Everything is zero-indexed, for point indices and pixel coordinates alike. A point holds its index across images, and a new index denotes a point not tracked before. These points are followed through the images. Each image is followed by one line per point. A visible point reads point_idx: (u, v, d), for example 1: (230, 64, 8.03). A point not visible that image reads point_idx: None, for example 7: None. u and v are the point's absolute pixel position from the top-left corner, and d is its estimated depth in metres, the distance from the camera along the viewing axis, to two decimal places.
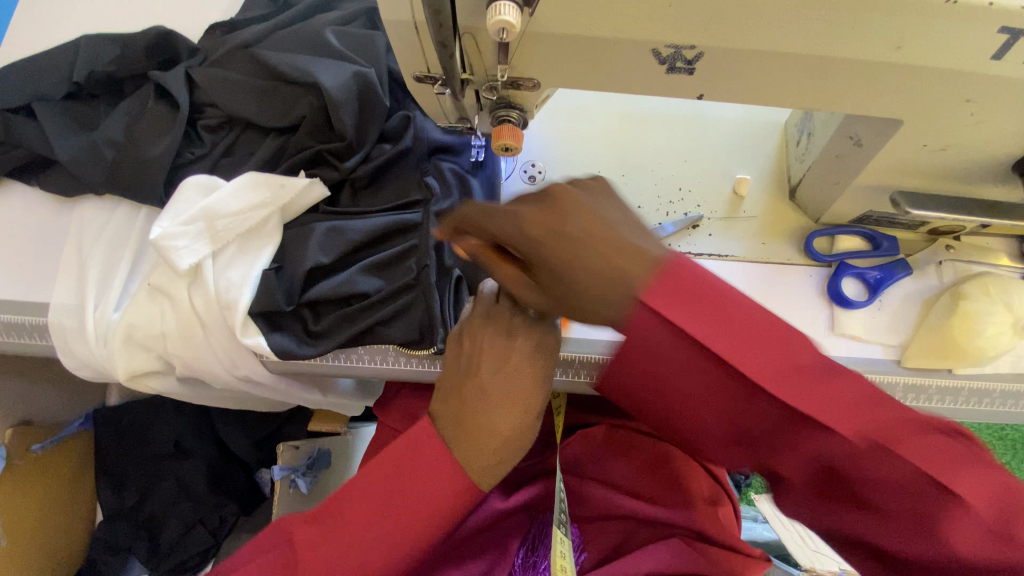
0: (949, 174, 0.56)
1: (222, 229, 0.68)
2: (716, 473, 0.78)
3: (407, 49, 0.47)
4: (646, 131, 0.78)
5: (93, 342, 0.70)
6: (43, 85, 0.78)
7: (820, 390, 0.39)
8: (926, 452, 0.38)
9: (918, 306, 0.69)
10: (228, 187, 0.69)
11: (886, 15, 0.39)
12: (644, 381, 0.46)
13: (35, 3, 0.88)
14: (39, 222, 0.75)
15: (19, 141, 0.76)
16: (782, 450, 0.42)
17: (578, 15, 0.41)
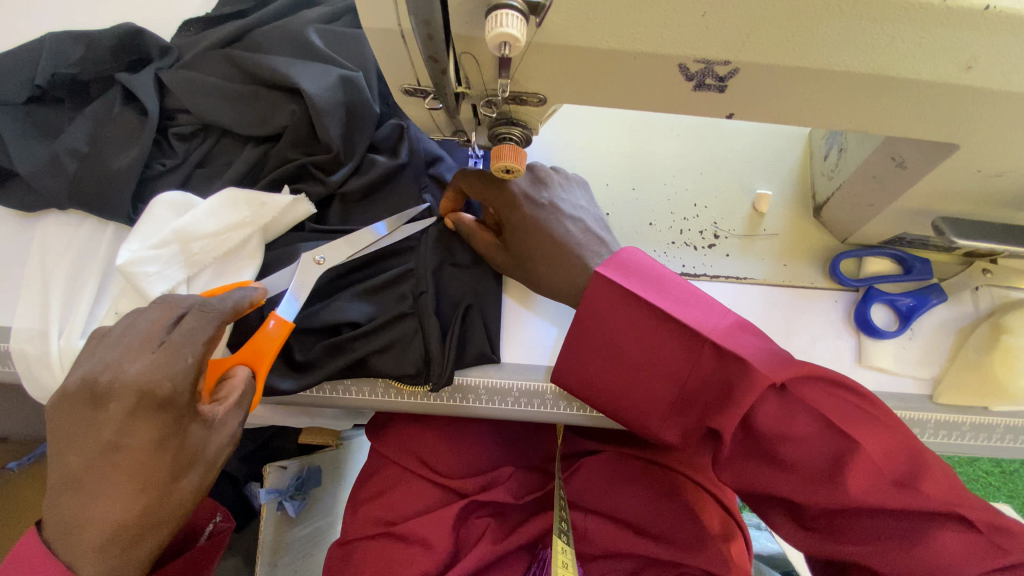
0: (1001, 199, 0.50)
1: (199, 253, 0.62)
2: (727, 504, 0.71)
3: (394, 60, 0.41)
4: (658, 140, 0.72)
5: (56, 373, 0.65)
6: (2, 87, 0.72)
7: (818, 394, 0.49)
8: (897, 455, 0.47)
9: (952, 336, 0.64)
10: (204, 205, 0.63)
11: (956, 31, 0.33)
12: (647, 374, 0.53)
13: None
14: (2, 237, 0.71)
15: None
16: (793, 454, 0.47)
17: (593, 23, 0.35)
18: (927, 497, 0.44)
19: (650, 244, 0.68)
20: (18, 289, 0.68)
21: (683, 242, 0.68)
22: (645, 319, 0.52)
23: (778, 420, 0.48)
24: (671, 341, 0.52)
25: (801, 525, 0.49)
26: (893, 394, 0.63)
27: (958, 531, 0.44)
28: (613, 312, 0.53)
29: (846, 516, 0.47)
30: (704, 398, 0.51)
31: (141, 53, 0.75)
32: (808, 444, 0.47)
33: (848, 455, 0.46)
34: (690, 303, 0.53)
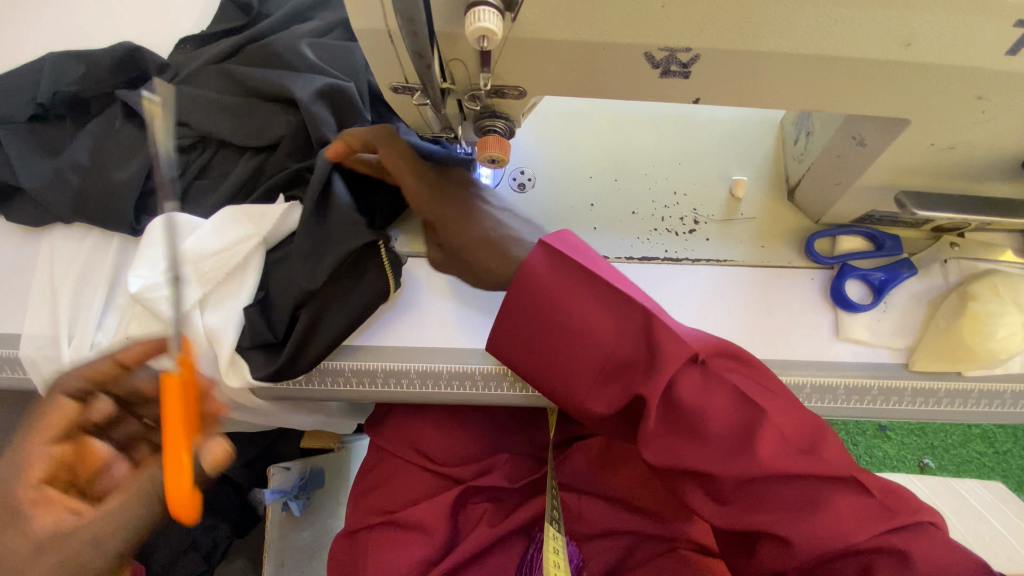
0: (956, 172, 0.54)
1: (208, 270, 0.65)
2: None
3: (382, 59, 0.43)
4: (637, 132, 0.76)
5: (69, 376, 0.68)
6: (7, 108, 0.75)
7: (736, 374, 0.53)
8: (816, 433, 0.51)
9: (924, 307, 0.67)
10: (206, 226, 0.66)
11: (893, 9, 0.36)
12: (578, 346, 0.54)
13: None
14: (9, 251, 0.74)
15: None
16: (707, 423, 0.51)
17: (563, 18, 0.38)
18: (826, 460, 0.49)
19: (633, 232, 0.71)
20: (27, 298, 0.71)
21: (665, 229, 0.71)
22: (576, 294, 0.54)
23: (699, 396, 0.51)
24: (604, 313, 0.54)
25: (716, 499, 0.52)
26: (869, 365, 0.66)
27: (852, 498, 0.49)
28: (547, 292, 0.55)
29: (743, 483, 0.50)
30: (630, 372, 0.53)
31: (140, 70, 0.78)
32: (720, 416, 0.51)
33: (757, 422, 0.50)
34: (622, 283, 0.56)
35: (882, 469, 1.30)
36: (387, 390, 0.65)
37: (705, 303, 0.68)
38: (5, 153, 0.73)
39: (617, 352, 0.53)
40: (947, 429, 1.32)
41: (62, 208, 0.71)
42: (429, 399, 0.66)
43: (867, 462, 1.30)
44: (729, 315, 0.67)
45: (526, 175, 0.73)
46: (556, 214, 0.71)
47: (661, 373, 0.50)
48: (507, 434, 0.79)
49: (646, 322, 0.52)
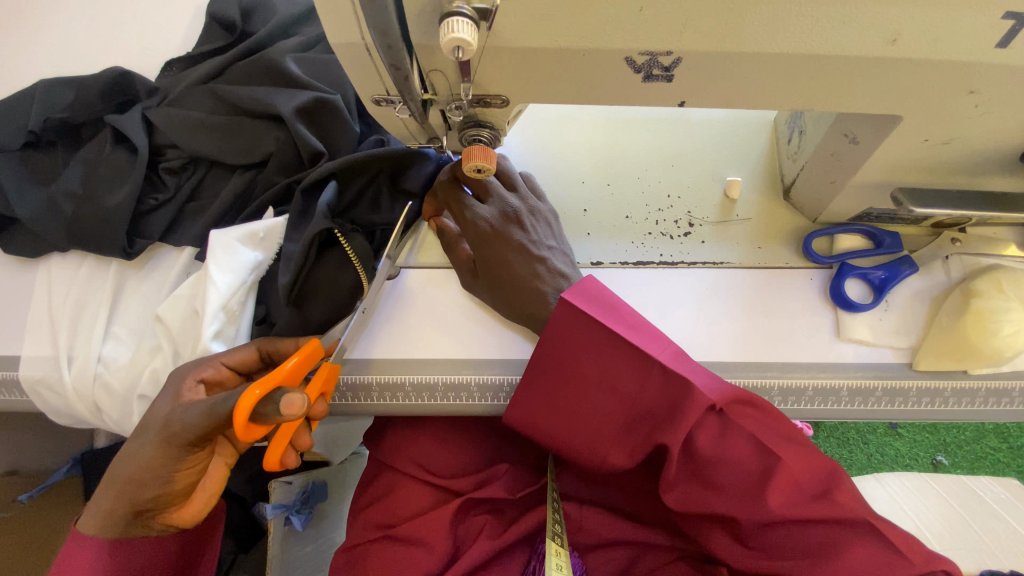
0: (953, 167, 0.53)
1: (235, 305, 0.65)
2: None
3: (362, 73, 0.43)
4: (628, 136, 0.75)
5: (71, 398, 0.68)
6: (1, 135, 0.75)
7: (754, 421, 0.55)
8: (830, 480, 0.53)
9: (927, 305, 0.66)
10: (212, 270, 0.63)
11: (876, 7, 0.36)
12: (602, 395, 0.57)
13: None
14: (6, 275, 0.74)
15: None
16: (724, 470, 0.53)
17: (541, 25, 0.38)
18: (837, 506, 0.51)
19: (627, 236, 0.70)
20: (25, 323, 0.71)
21: (659, 233, 0.70)
22: (600, 352, 0.57)
23: (718, 445, 0.54)
24: (626, 365, 0.56)
25: (739, 541, 0.55)
26: (872, 365, 0.65)
27: (869, 548, 0.50)
28: (574, 344, 0.57)
29: (763, 529, 0.53)
30: (651, 421, 0.56)
31: (129, 94, 0.78)
32: (737, 465, 0.53)
33: (773, 472, 0.52)
34: (643, 330, 0.58)
35: (896, 467, 1.28)
36: (383, 403, 0.65)
37: (703, 306, 0.67)
38: None
39: (640, 405, 0.56)
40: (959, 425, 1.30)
41: (59, 235, 0.72)
42: (426, 412, 0.65)
43: (879, 461, 1.28)
44: (727, 319, 0.66)
45: None
46: None
47: (682, 423, 0.53)
48: (502, 448, 0.78)
49: (663, 372, 0.55)
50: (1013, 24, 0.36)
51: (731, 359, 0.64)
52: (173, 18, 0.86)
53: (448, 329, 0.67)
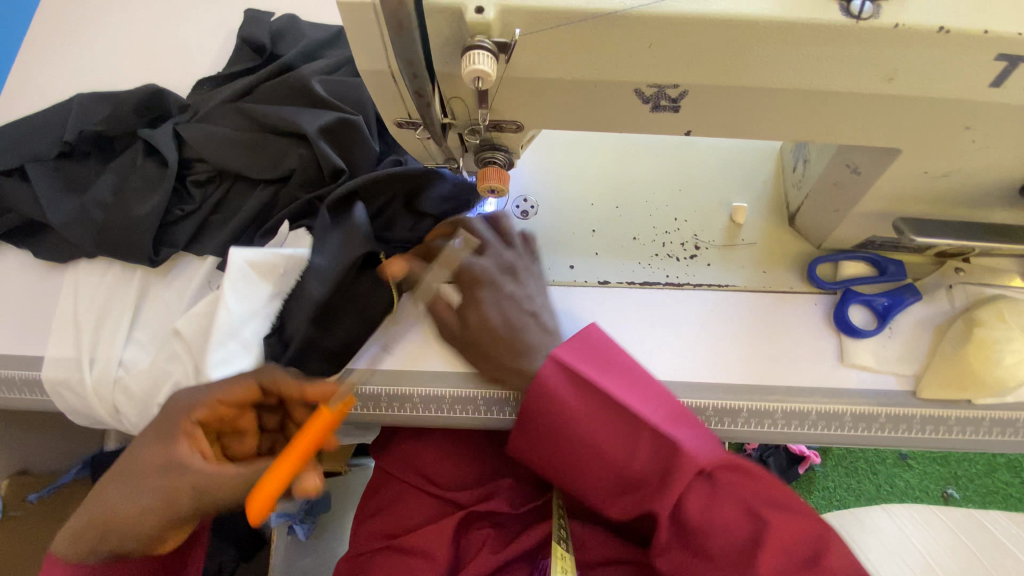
0: (953, 199, 0.54)
1: (246, 331, 0.66)
2: None
3: (387, 97, 0.46)
4: (637, 160, 0.78)
5: (90, 399, 0.70)
6: (37, 146, 0.79)
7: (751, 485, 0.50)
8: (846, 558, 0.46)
9: (930, 333, 0.66)
10: (228, 290, 0.66)
11: (873, 48, 0.38)
12: (588, 456, 0.55)
13: (34, 62, 0.89)
14: (34, 278, 0.77)
15: (13, 204, 0.77)
16: (712, 538, 0.49)
17: (556, 58, 0.40)
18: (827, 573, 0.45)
19: (635, 257, 0.72)
20: (50, 326, 0.74)
21: (666, 255, 0.72)
22: (580, 408, 0.55)
23: (705, 511, 0.50)
24: (610, 422, 0.54)
25: None
26: (875, 392, 0.65)
27: None
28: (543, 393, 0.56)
29: None
30: (643, 483, 0.53)
31: (162, 110, 0.82)
32: (725, 532, 0.49)
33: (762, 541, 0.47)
34: (636, 389, 0.57)
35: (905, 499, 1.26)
36: (391, 412, 0.66)
37: (708, 328, 0.68)
38: (34, 189, 0.77)
39: (626, 470, 0.53)
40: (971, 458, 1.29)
41: (88, 240, 0.75)
42: (433, 423, 0.66)
43: (888, 492, 1.26)
44: (731, 341, 0.67)
45: (529, 202, 0.75)
46: (558, 239, 0.73)
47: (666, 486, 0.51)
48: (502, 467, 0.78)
49: (650, 432, 0.53)
50: (1005, 65, 0.38)
51: (736, 380, 0.65)
52: (206, 39, 0.90)
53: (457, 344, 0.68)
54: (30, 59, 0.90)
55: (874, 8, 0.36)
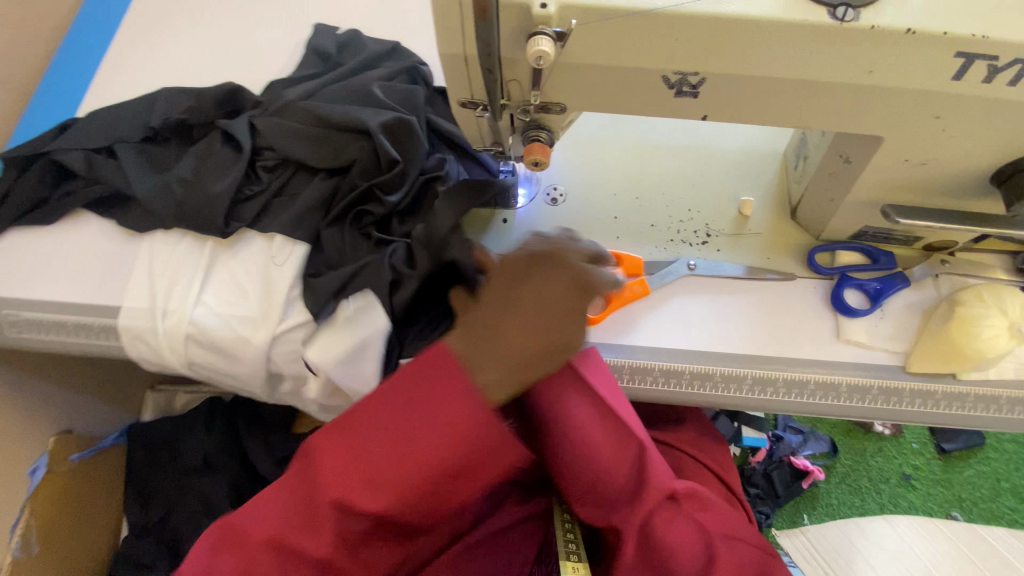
0: (933, 188, 0.63)
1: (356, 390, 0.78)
2: (729, 484, 0.82)
3: (458, 78, 0.56)
4: (657, 157, 0.87)
5: (161, 346, 0.79)
6: (124, 130, 0.90)
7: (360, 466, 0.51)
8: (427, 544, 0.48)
9: (918, 315, 0.74)
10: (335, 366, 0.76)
11: (855, 46, 0.47)
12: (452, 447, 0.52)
13: (124, 55, 1.01)
14: (113, 242, 0.87)
15: (100, 176, 0.88)
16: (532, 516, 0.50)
17: (600, 46, 0.50)
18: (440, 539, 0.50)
19: (652, 241, 0.81)
20: (125, 282, 0.83)
21: (681, 240, 0.81)
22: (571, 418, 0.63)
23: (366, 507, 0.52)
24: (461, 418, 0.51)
25: None
26: (866, 365, 0.73)
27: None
28: (468, 436, 0.51)
29: None
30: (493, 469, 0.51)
31: (236, 105, 0.92)
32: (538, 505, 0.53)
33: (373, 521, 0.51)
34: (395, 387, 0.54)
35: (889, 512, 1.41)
36: None
37: (715, 306, 0.77)
38: (122, 165, 0.87)
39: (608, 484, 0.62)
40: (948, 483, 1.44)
41: (161, 211, 0.85)
42: None
43: (889, 508, 1.43)
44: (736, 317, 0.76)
45: (559, 191, 0.85)
46: (584, 223, 0.82)
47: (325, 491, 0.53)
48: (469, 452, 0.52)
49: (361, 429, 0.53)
50: (963, 61, 0.47)
51: (740, 349, 0.74)
52: (277, 42, 1.02)
53: None
54: (121, 51, 1.02)
55: (855, 13, 0.46)
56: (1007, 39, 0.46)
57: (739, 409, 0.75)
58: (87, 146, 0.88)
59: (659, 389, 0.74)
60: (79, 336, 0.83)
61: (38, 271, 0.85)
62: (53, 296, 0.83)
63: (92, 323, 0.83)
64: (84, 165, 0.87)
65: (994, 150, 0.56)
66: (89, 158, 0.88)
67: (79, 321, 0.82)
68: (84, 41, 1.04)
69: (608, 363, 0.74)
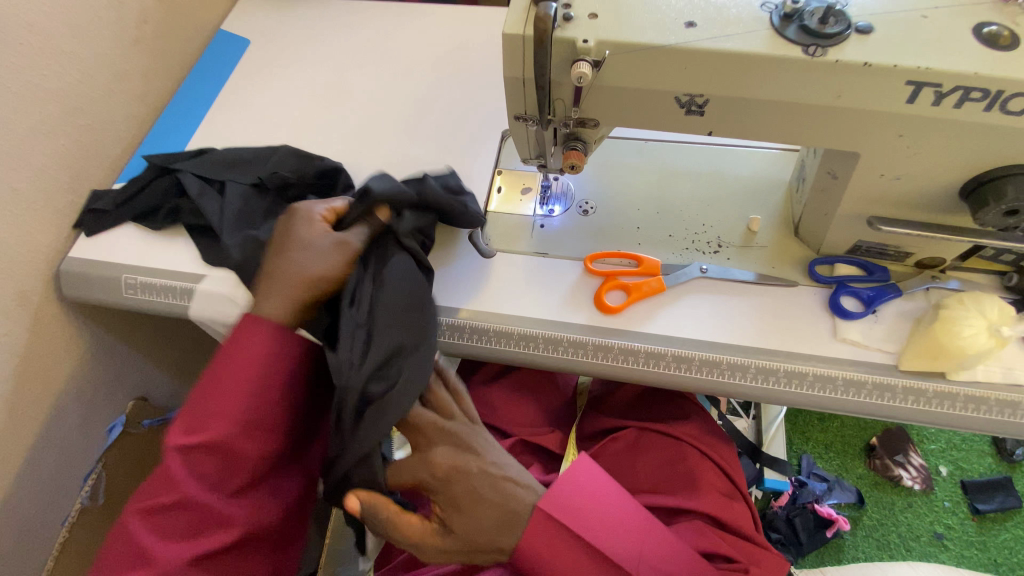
0: (911, 202, 0.74)
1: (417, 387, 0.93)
2: (736, 478, 0.87)
3: (516, 96, 0.72)
4: (677, 180, 1.01)
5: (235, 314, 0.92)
6: (238, 173, 0.99)
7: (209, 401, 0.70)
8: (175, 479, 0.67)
9: (909, 322, 0.82)
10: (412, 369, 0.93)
11: (825, 74, 0.61)
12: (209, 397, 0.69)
13: (238, 78, 1.22)
14: None
15: (203, 208, 0.95)
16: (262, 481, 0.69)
17: (626, 72, 0.66)
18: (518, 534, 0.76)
19: (669, 248, 0.93)
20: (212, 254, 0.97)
21: (695, 249, 0.93)
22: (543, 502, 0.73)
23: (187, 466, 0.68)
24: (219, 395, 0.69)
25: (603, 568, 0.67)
26: (860, 363, 0.81)
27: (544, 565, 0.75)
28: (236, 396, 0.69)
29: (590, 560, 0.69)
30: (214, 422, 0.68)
31: (330, 180, 0.99)
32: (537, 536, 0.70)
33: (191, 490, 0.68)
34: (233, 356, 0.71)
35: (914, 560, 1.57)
36: (472, 342, 0.87)
37: (724, 306, 0.87)
38: (224, 206, 0.94)
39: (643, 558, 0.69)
40: (965, 533, 1.59)
41: (236, 263, 0.91)
42: (507, 354, 0.86)
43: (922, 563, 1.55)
44: (743, 315, 0.86)
45: (590, 204, 0.99)
46: (610, 230, 0.95)
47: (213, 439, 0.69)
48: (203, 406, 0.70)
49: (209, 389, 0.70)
50: (913, 88, 0.60)
51: (745, 342, 0.84)
52: (362, 71, 1.22)
53: (520, 296, 0.90)
54: (237, 76, 1.22)
55: (822, 50, 0.60)
56: (946, 71, 0.59)
57: (747, 397, 0.83)
58: (207, 176, 0.98)
59: (669, 372, 0.83)
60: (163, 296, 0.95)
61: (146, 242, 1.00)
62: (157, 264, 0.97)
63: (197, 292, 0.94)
64: (196, 193, 0.95)
65: (955, 167, 0.67)
66: (203, 188, 0.96)
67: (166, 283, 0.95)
68: (209, 62, 1.24)
69: (626, 347, 0.85)
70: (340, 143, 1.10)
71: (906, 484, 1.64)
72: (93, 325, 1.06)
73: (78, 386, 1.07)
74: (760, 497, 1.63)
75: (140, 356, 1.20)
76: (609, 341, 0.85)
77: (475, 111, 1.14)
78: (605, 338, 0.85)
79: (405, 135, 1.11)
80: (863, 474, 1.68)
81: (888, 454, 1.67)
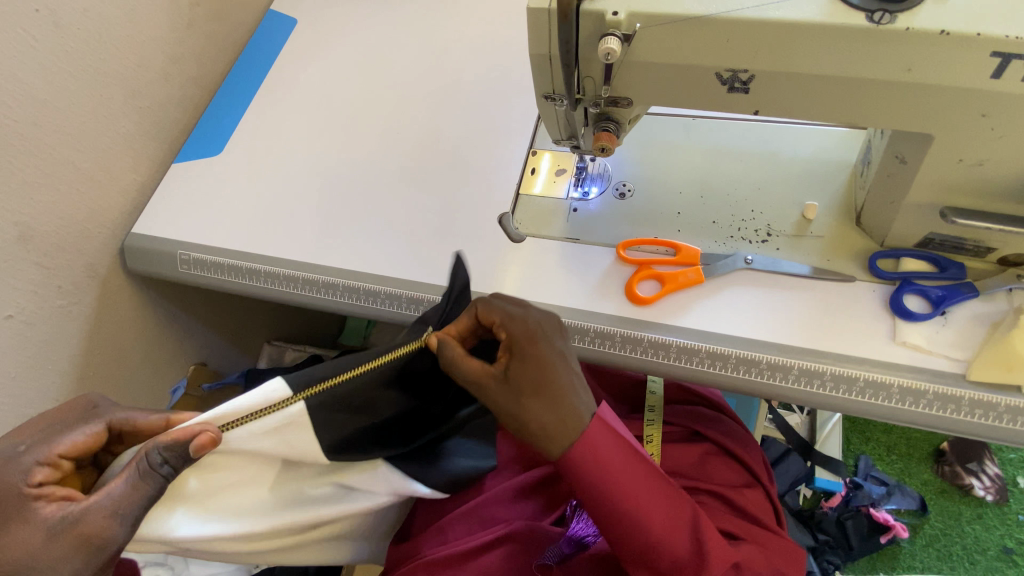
0: (994, 190, 0.65)
1: (599, 309, 0.84)
2: (746, 462, 0.85)
3: (543, 75, 0.68)
4: (727, 161, 0.93)
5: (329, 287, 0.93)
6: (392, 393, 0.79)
7: None
8: None
9: (983, 326, 0.74)
10: (598, 299, 0.85)
11: (893, 45, 0.54)
12: None
13: (289, 59, 1.24)
14: (255, 196, 1.05)
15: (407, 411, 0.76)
16: None
17: (661, 48, 0.61)
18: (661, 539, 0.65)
19: (713, 237, 0.87)
20: (255, 234, 1.00)
21: (740, 237, 0.86)
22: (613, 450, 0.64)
23: None
24: None
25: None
26: (922, 367, 0.73)
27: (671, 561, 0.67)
28: None
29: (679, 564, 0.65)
30: None
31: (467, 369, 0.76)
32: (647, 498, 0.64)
33: None
34: None
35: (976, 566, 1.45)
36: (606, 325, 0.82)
37: (770, 300, 0.81)
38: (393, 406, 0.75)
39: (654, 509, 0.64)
40: None
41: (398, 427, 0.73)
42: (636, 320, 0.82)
43: None
44: (789, 310, 0.79)
45: (627, 187, 0.94)
46: (649, 214, 0.90)
47: None
48: None
49: None
50: (999, 60, 0.52)
51: (790, 341, 0.77)
52: (405, 48, 1.20)
53: (549, 282, 0.87)
54: (287, 57, 1.24)
55: (890, 17, 0.53)
56: None
57: (795, 403, 0.76)
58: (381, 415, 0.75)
59: (703, 370, 0.78)
60: (211, 272, 0.99)
61: (197, 217, 1.04)
62: (208, 241, 1.01)
63: (338, 280, 0.93)
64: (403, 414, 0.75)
65: None
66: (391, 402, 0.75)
67: (213, 260, 0.99)
68: (257, 48, 1.27)
69: (656, 340, 0.80)
70: (376, 124, 1.10)
71: (978, 494, 1.50)
72: (154, 294, 1.14)
73: (145, 352, 1.15)
74: (807, 496, 1.53)
75: (199, 324, 1.27)
76: (639, 333, 0.81)
77: (513, 90, 1.10)
78: (634, 330, 0.81)
79: (444, 115, 1.09)
80: (928, 480, 1.54)
81: (958, 462, 1.52)
